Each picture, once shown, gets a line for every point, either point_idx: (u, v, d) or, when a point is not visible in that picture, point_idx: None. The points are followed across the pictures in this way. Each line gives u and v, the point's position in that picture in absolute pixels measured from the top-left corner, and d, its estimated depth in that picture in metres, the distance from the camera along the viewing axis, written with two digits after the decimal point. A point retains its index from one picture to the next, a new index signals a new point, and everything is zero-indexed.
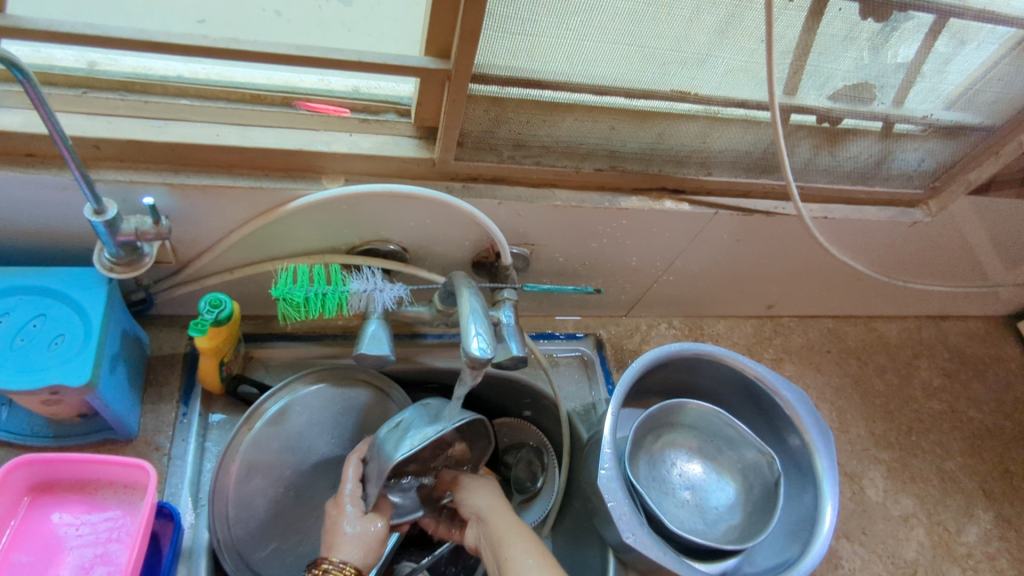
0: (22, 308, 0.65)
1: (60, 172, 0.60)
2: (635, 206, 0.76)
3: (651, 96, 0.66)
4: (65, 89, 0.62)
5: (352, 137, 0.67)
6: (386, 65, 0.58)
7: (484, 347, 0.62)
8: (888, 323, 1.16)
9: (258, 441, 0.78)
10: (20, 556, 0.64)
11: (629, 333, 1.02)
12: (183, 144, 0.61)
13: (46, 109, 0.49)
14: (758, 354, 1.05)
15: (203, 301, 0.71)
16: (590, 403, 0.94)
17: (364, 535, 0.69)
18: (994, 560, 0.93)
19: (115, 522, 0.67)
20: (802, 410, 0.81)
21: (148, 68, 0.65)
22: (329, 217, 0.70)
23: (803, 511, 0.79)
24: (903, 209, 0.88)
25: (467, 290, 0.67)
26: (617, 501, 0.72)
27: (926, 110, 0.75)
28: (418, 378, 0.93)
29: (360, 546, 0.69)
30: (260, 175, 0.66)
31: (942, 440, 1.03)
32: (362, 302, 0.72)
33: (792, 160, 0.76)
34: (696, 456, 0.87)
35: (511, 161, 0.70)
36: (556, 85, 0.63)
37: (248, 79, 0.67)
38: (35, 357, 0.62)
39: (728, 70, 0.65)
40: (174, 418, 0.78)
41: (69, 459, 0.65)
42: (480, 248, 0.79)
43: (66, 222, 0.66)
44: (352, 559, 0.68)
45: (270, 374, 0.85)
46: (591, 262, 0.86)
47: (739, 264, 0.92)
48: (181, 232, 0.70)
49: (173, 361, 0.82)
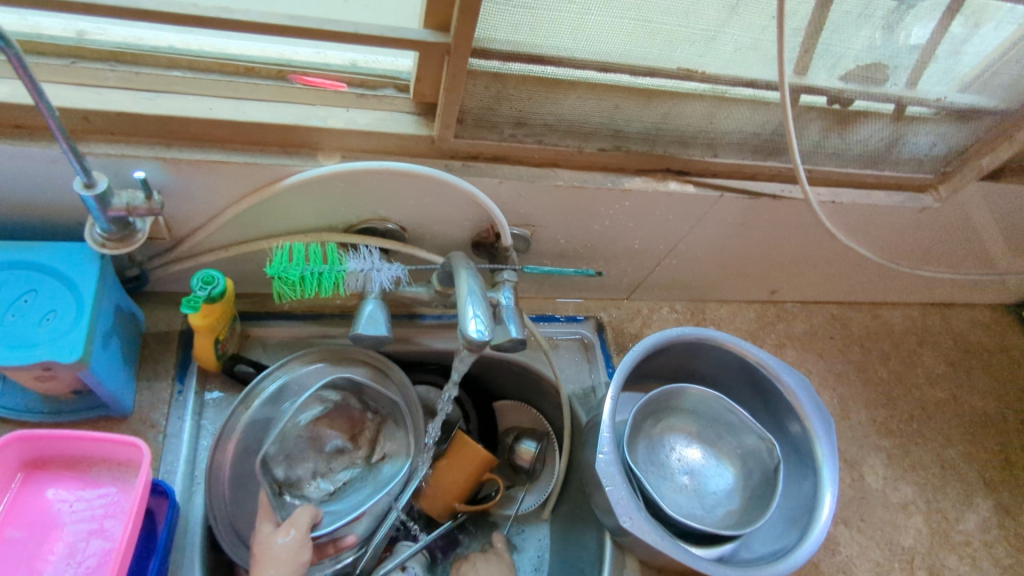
0: (13, 283, 0.64)
1: (49, 145, 0.59)
2: (638, 187, 0.74)
3: (656, 74, 0.64)
4: (53, 59, 0.60)
5: (349, 112, 0.65)
6: (383, 38, 0.57)
7: (482, 329, 0.61)
8: (893, 310, 1.15)
9: (256, 420, 0.78)
10: (15, 531, 0.63)
11: (631, 317, 1.00)
12: (175, 118, 0.60)
13: (31, 80, 0.47)
14: (760, 340, 1.04)
15: (197, 277, 0.69)
16: (589, 386, 0.93)
17: (282, 551, 0.69)
18: (992, 548, 0.93)
19: (110, 498, 0.66)
20: (804, 396, 0.81)
21: (139, 38, 0.63)
22: (325, 194, 0.69)
23: (802, 498, 0.78)
24: (913, 194, 0.86)
25: (465, 270, 0.66)
26: (615, 485, 0.72)
27: (940, 92, 0.72)
28: (415, 359, 0.92)
29: (278, 562, 0.68)
30: (255, 151, 0.64)
31: (943, 429, 1.03)
32: (359, 282, 0.71)
33: (800, 143, 0.74)
34: (695, 441, 0.86)
35: (512, 140, 0.68)
36: (559, 61, 0.61)
37: (242, 51, 0.65)
38: (26, 334, 0.62)
39: (737, 47, 0.63)
40: (170, 395, 0.78)
41: (61, 436, 0.65)
42: (480, 228, 0.77)
43: (56, 197, 0.65)
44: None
45: (267, 353, 0.85)
46: (593, 244, 0.84)
47: (743, 248, 0.91)
48: (175, 208, 0.68)
49: (169, 338, 0.81)
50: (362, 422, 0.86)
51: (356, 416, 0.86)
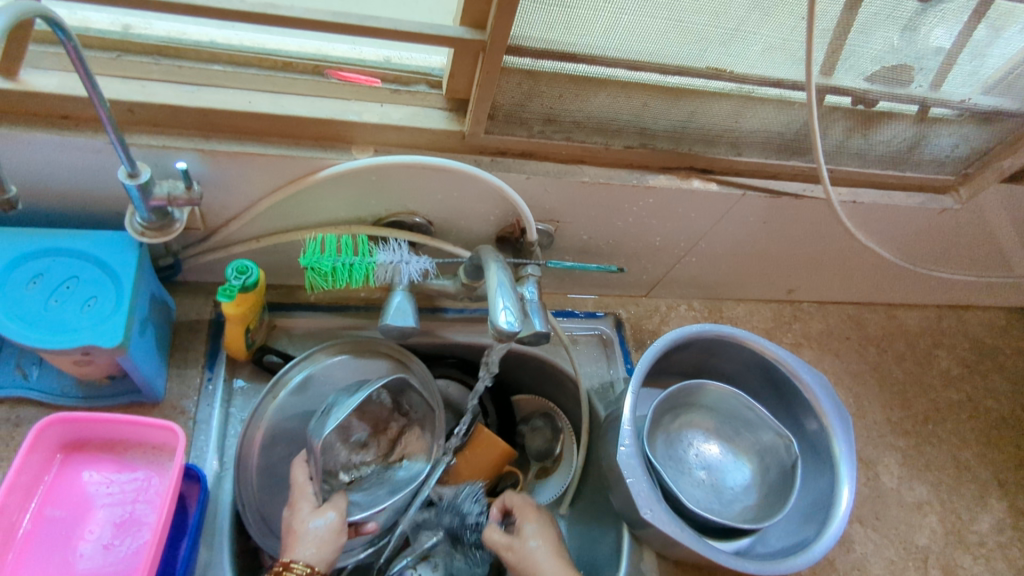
0: (55, 269, 0.66)
1: (95, 135, 0.61)
2: (662, 184, 0.75)
3: (685, 73, 0.66)
4: (100, 52, 0.62)
5: (383, 107, 0.67)
6: (421, 35, 0.58)
7: (512, 320, 0.62)
8: (909, 311, 1.15)
9: (283, 409, 0.80)
10: (53, 511, 0.65)
11: (649, 313, 1.02)
12: (217, 111, 0.61)
13: (86, 69, 0.49)
14: (777, 338, 1.05)
15: (231, 267, 0.71)
16: (608, 381, 0.94)
17: (320, 533, 0.69)
18: (1006, 549, 0.94)
19: (145, 482, 0.68)
20: (823, 394, 0.82)
21: (182, 33, 0.64)
22: (357, 187, 0.71)
23: (819, 493, 0.80)
24: (933, 195, 0.86)
25: (495, 263, 0.67)
26: (636, 478, 0.73)
27: (964, 94, 0.73)
28: (437, 351, 0.94)
29: (316, 543, 0.68)
30: (291, 144, 0.66)
31: (958, 430, 1.03)
32: (388, 274, 0.72)
33: (824, 142, 0.75)
34: (713, 437, 0.87)
35: (541, 136, 0.70)
36: (591, 59, 0.63)
37: (281, 46, 0.66)
38: (68, 319, 0.63)
39: (766, 48, 0.64)
40: (200, 383, 0.79)
41: (99, 420, 0.66)
42: (506, 223, 0.79)
43: (98, 186, 0.67)
44: (309, 556, 0.67)
45: (293, 343, 0.86)
46: (615, 241, 0.85)
47: (762, 247, 0.92)
48: (211, 199, 0.70)
49: (199, 327, 0.83)
50: (387, 420, 0.86)
51: (383, 414, 0.86)
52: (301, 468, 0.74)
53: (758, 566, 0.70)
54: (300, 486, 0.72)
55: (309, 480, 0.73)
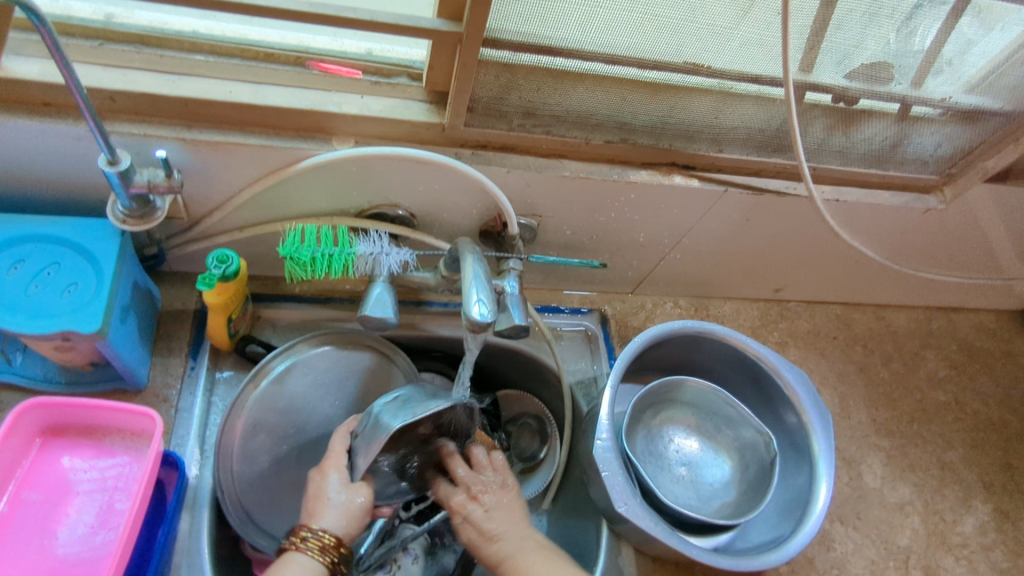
0: (36, 256, 0.67)
1: (76, 123, 0.61)
2: (643, 179, 0.75)
3: (663, 67, 0.66)
4: (82, 40, 0.62)
5: (363, 99, 0.67)
6: (398, 26, 0.59)
7: (484, 312, 0.62)
8: (898, 312, 1.15)
9: (264, 398, 0.81)
10: (30, 494, 0.66)
11: (635, 310, 1.02)
12: (198, 100, 0.62)
13: (63, 58, 0.49)
14: (763, 337, 1.05)
15: (211, 257, 0.71)
16: (592, 376, 0.95)
17: (347, 506, 0.68)
18: (989, 551, 0.93)
19: (123, 467, 0.69)
20: (803, 392, 0.82)
21: (164, 23, 0.65)
22: (338, 179, 0.71)
23: (797, 491, 0.80)
24: (917, 195, 0.87)
25: (471, 255, 0.68)
26: (612, 472, 0.73)
27: (945, 93, 0.73)
28: (422, 345, 0.94)
29: (342, 515, 0.68)
30: (272, 134, 0.66)
31: (943, 431, 1.03)
32: (368, 266, 0.73)
33: (805, 140, 0.75)
34: (694, 434, 0.87)
35: (521, 130, 0.70)
36: (568, 53, 0.63)
37: (262, 37, 0.67)
38: (48, 304, 0.64)
39: (743, 43, 0.64)
40: (182, 371, 0.80)
41: (78, 405, 0.67)
42: (488, 217, 0.79)
43: (81, 174, 0.67)
44: (333, 528, 0.67)
45: (276, 334, 0.87)
46: (598, 236, 0.86)
47: (747, 245, 0.92)
48: (193, 188, 0.71)
49: (183, 316, 0.83)
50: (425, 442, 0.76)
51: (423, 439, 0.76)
52: (342, 438, 0.73)
53: (733, 562, 0.70)
54: (336, 457, 0.71)
55: (346, 452, 0.72)
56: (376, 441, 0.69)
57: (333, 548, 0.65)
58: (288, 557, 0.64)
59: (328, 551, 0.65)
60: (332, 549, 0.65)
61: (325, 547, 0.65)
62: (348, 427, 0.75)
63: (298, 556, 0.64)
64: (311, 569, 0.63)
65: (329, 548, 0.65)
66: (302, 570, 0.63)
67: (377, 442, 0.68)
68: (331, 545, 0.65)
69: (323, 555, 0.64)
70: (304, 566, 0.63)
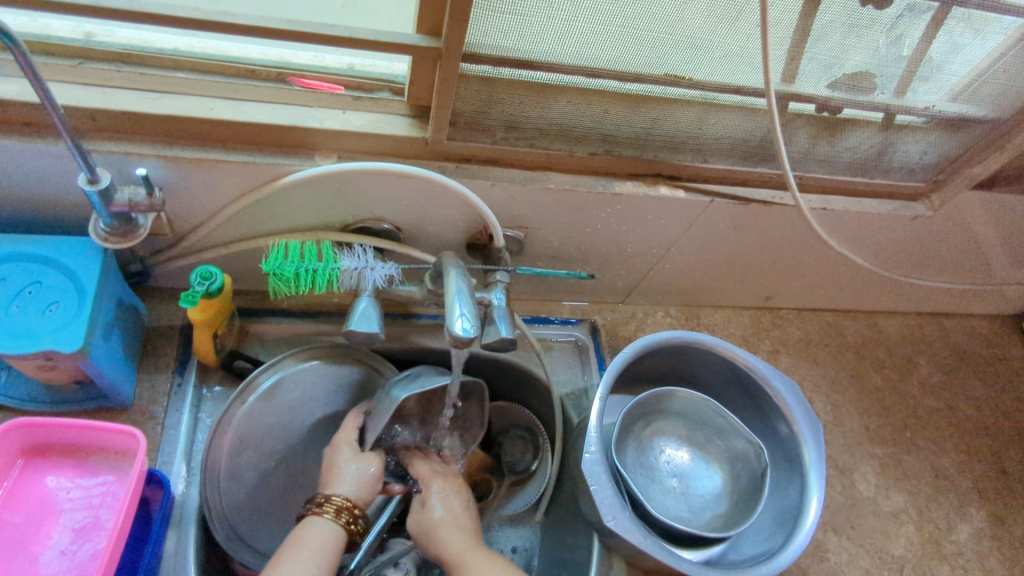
0: (18, 275, 0.66)
1: (55, 142, 0.61)
2: (628, 191, 0.75)
3: (644, 79, 0.66)
4: (62, 59, 0.62)
5: (345, 114, 0.67)
6: (377, 42, 0.58)
7: (468, 326, 0.62)
8: (889, 318, 1.15)
9: (251, 414, 0.80)
10: (13, 516, 0.66)
11: (625, 320, 1.01)
12: (178, 118, 0.62)
13: (38, 78, 0.49)
14: (754, 345, 1.05)
15: (194, 274, 0.71)
16: (582, 388, 0.94)
17: (360, 474, 0.72)
18: (984, 559, 0.93)
19: (108, 486, 0.68)
20: (793, 401, 0.81)
21: (145, 41, 0.65)
22: (322, 193, 0.71)
23: (788, 502, 0.79)
24: (904, 203, 0.86)
25: (455, 271, 0.67)
26: (600, 485, 0.72)
27: (928, 101, 0.73)
28: (411, 358, 0.94)
29: (355, 482, 0.71)
30: (253, 150, 0.66)
31: (937, 438, 1.02)
32: (353, 280, 0.72)
33: (789, 149, 0.75)
34: (685, 444, 0.87)
35: (504, 143, 0.70)
36: (548, 67, 0.63)
37: (243, 54, 0.67)
38: (29, 324, 0.64)
39: (724, 55, 0.64)
40: (169, 388, 0.80)
41: (60, 425, 0.67)
42: (474, 229, 0.79)
43: (63, 192, 0.67)
44: (348, 493, 0.70)
45: (264, 349, 0.86)
46: (586, 247, 0.85)
47: (735, 254, 0.92)
48: (177, 205, 0.71)
49: (170, 332, 0.83)
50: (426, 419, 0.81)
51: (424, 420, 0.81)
52: (356, 417, 0.78)
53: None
54: (348, 432, 0.76)
55: (358, 428, 0.77)
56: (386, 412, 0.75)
57: (349, 509, 0.68)
58: (308, 521, 0.66)
59: (344, 512, 0.68)
60: (347, 511, 0.68)
61: (342, 508, 0.68)
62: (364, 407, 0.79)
63: (319, 518, 0.67)
64: (334, 530, 0.66)
65: (345, 510, 0.68)
66: (323, 530, 0.65)
67: (387, 413, 0.75)
68: (347, 508, 0.68)
69: (340, 516, 0.67)
70: (325, 528, 0.66)
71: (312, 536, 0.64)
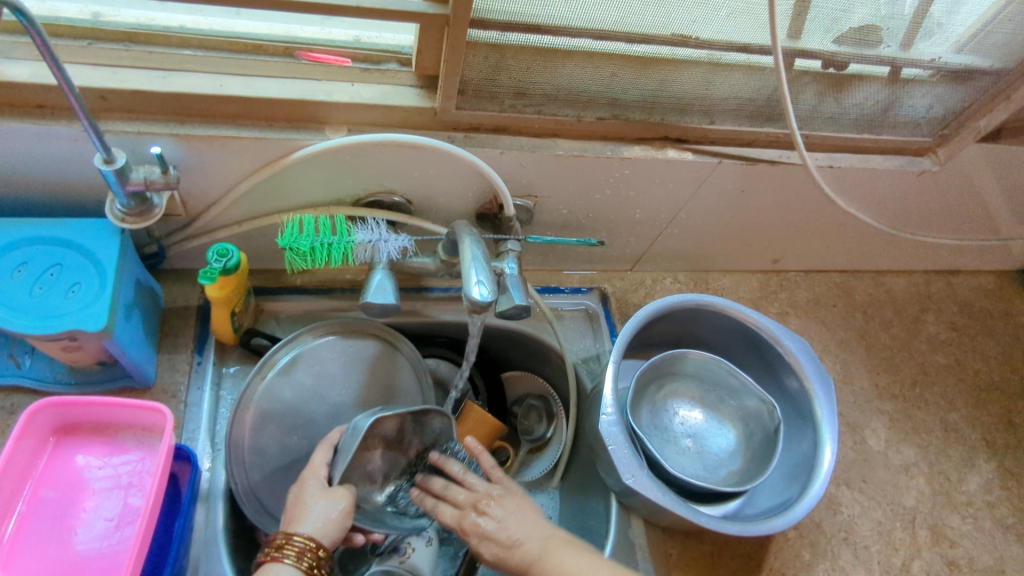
0: (38, 258, 0.67)
1: (70, 123, 0.62)
2: (637, 155, 0.76)
3: (651, 41, 0.66)
4: (71, 40, 0.63)
5: (353, 87, 0.67)
6: (385, 10, 0.58)
7: (485, 293, 0.63)
8: (896, 278, 1.15)
9: (271, 389, 0.81)
10: (47, 492, 0.67)
11: (635, 287, 1.02)
12: (189, 95, 0.62)
13: (54, 59, 0.49)
14: (763, 308, 1.06)
15: (211, 251, 0.72)
16: (595, 354, 0.95)
17: (327, 510, 0.65)
18: (994, 508, 0.94)
19: (137, 462, 0.70)
20: (805, 358, 0.82)
21: (151, 20, 0.65)
22: (332, 168, 0.71)
23: (802, 455, 0.80)
24: (911, 158, 0.86)
25: (470, 238, 0.68)
26: (618, 445, 0.74)
27: (935, 53, 0.73)
28: (424, 331, 0.95)
29: (322, 519, 0.65)
30: (264, 126, 0.67)
31: (946, 393, 1.04)
32: (367, 254, 0.73)
33: (796, 108, 0.75)
34: (698, 405, 0.88)
35: (512, 110, 0.71)
36: (556, 31, 0.64)
37: (250, 30, 0.67)
38: (53, 304, 0.65)
39: (731, 12, 0.65)
40: (189, 366, 0.81)
41: (89, 403, 0.68)
42: (483, 199, 0.79)
43: (78, 174, 0.68)
44: (313, 533, 0.63)
45: (281, 327, 0.87)
46: (595, 214, 0.86)
47: (743, 217, 0.92)
48: (190, 184, 0.71)
49: (187, 313, 0.84)
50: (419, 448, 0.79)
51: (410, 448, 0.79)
52: (324, 452, 0.71)
53: (740, 527, 0.70)
54: (315, 466, 0.69)
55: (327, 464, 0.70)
56: (353, 446, 0.70)
57: (312, 551, 0.62)
58: (267, 569, 0.61)
59: (306, 556, 0.62)
60: (310, 554, 0.62)
61: (303, 552, 0.62)
62: (329, 439, 0.73)
63: (278, 565, 0.61)
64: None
65: (307, 552, 0.62)
66: None
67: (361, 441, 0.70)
68: (310, 550, 0.62)
69: (301, 561, 0.61)
70: None
71: None
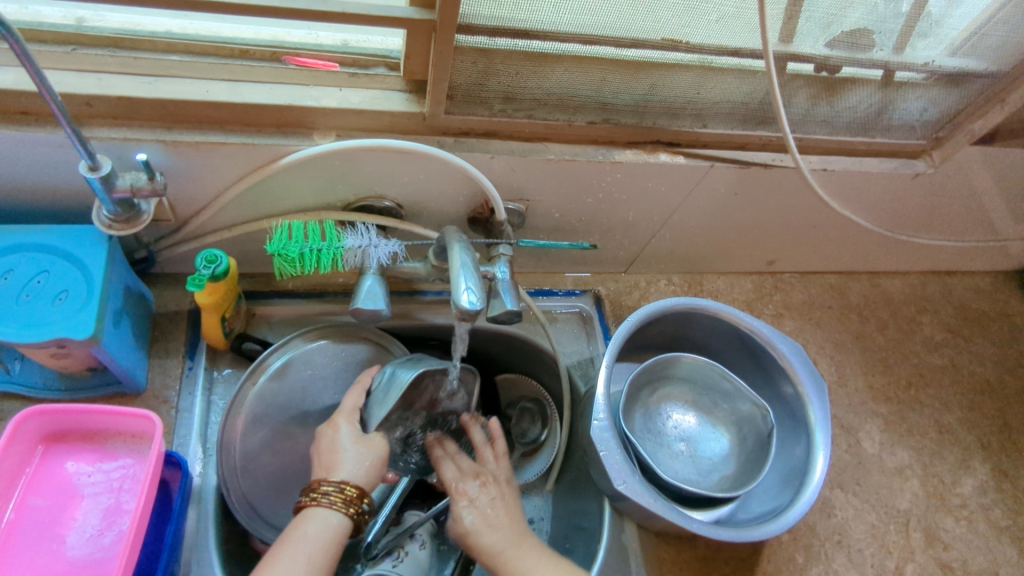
0: (26, 265, 0.67)
1: (55, 130, 0.61)
2: (629, 159, 0.75)
3: (640, 45, 0.66)
4: (54, 46, 0.63)
5: (341, 92, 0.67)
6: (372, 16, 0.58)
7: (474, 300, 0.62)
8: (891, 278, 1.15)
9: (262, 394, 0.81)
10: (36, 500, 0.67)
11: (629, 289, 1.02)
12: (174, 101, 0.62)
13: (33, 66, 0.49)
14: (758, 309, 1.05)
15: (200, 258, 0.71)
16: (588, 357, 0.95)
17: (363, 458, 0.68)
18: (988, 510, 0.94)
19: (128, 468, 0.70)
20: (798, 361, 0.82)
21: (137, 25, 0.65)
22: (321, 173, 0.71)
23: (795, 461, 0.80)
24: (905, 160, 0.86)
25: (459, 245, 0.68)
26: (609, 450, 0.73)
27: (928, 56, 0.73)
28: (418, 334, 0.95)
29: (358, 466, 0.68)
30: (252, 131, 0.66)
31: (941, 395, 1.03)
32: (357, 258, 0.73)
33: (789, 111, 0.75)
34: (691, 409, 0.88)
35: (502, 115, 0.70)
36: (544, 35, 0.63)
37: (236, 35, 0.67)
38: (40, 313, 0.64)
39: (720, 16, 0.65)
40: (180, 372, 0.80)
41: (77, 410, 0.68)
42: (475, 204, 0.79)
43: (66, 180, 0.67)
44: (351, 479, 0.67)
45: (272, 331, 0.87)
46: (588, 217, 0.85)
47: (737, 220, 0.92)
48: (178, 190, 0.71)
49: (178, 317, 0.83)
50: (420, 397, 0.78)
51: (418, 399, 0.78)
52: (355, 397, 0.74)
53: (732, 533, 0.70)
54: (349, 413, 0.72)
55: (357, 410, 0.73)
56: (394, 391, 0.73)
57: (356, 500, 0.65)
58: (311, 513, 0.63)
59: (352, 503, 0.65)
60: (355, 502, 0.65)
61: (349, 499, 0.65)
62: (362, 384, 0.76)
63: (323, 511, 0.63)
64: (338, 523, 0.63)
65: (352, 501, 0.65)
66: (327, 525, 0.62)
67: (399, 396, 0.72)
68: (354, 498, 0.65)
69: (347, 508, 0.64)
70: (328, 521, 0.63)
71: (315, 531, 0.62)
